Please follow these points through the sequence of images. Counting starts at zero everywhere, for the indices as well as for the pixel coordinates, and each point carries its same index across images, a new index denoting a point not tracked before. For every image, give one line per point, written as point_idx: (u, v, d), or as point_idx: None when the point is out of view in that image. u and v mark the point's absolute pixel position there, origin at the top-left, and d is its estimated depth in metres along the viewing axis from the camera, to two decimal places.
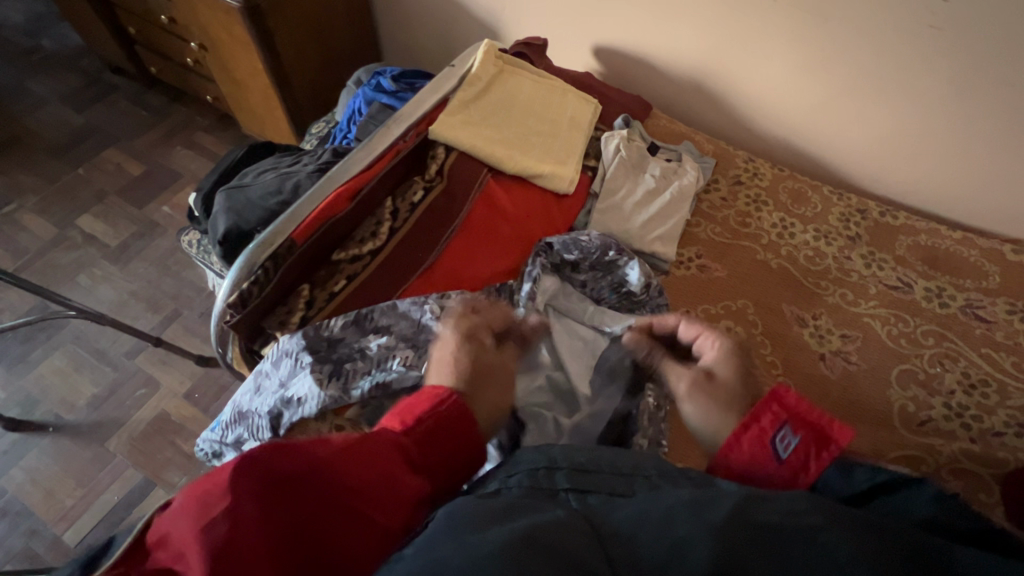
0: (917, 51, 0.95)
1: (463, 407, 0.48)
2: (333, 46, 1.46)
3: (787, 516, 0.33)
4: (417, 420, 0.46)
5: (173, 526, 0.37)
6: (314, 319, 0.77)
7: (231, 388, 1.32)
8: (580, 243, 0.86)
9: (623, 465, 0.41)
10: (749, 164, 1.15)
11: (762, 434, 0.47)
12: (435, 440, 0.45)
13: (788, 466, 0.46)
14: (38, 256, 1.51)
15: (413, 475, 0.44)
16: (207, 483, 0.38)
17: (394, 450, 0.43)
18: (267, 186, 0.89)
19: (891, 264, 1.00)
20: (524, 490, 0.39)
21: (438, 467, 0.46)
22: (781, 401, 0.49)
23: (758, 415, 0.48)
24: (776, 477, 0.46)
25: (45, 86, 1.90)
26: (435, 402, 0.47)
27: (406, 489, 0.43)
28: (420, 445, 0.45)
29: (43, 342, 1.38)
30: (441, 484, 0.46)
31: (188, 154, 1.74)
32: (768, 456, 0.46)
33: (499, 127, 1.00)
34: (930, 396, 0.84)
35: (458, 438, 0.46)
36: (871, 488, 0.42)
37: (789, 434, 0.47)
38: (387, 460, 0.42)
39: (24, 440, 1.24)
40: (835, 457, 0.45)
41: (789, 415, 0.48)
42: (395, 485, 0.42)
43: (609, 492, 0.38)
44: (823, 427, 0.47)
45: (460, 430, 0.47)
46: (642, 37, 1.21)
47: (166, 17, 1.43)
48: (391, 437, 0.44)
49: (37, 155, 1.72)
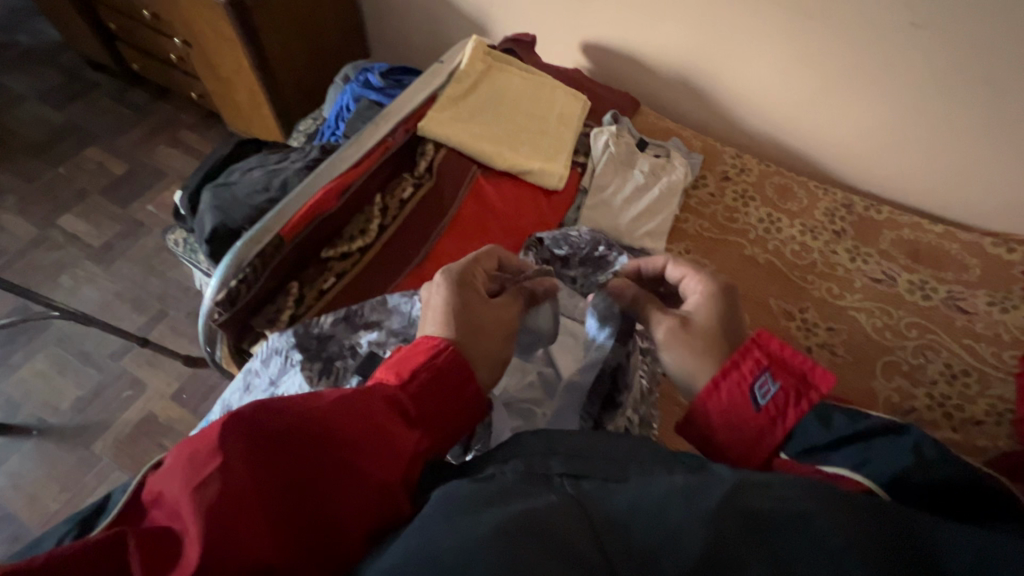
0: (900, 48, 0.96)
1: (459, 358, 0.47)
2: (320, 43, 1.45)
3: (779, 502, 0.33)
4: (413, 373, 0.44)
5: (163, 486, 0.34)
6: (304, 316, 0.76)
7: (219, 389, 1.30)
8: (570, 237, 0.88)
9: (617, 453, 0.41)
10: (736, 160, 1.16)
11: (742, 380, 0.48)
12: (432, 394, 0.45)
13: (766, 413, 0.47)
14: (18, 257, 1.48)
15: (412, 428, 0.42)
16: (193, 443, 0.35)
17: (392, 403, 0.42)
18: (253, 184, 0.88)
19: (875, 257, 1.02)
20: (519, 474, 0.38)
21: (436, 421, 0.45)
22: (763, 348, 0.50)
23: (739, 362, 0.49)
24: (753, 421, 0.47)
25: (23, 83, 1.86)
26: (431, 355, 0.46)
27: (406, 443, 0.41)
28: (418, 399, 0.44)
29: (24, 345, 1.35)
30: (440, 436, 0.45)
31: (173, 152, 1.71)
32: (747, 402, 0.48)
33: (489, 123, 0.99)
34: (914, 386, 0.86)
35: (456, 390, 0.46)
36: (846, 437, 0.44)
37: (768, 380, 0.48)
38: (385, 413, 0.41)
39: (7, 445, 1.21)
40: (813, 402, 0.47)
41: (770, 361, 0.49)
42: (394, 438, 0.40)
43: (604, 479, 0.38)
44: (804, 375, 0.48)
45: (457, 382, 0.46)
46: (630, 34, 1.21)
47: (148, 12, 1.41)
48: (388, 390, 0.43)
49: (16, 154, 1.69)
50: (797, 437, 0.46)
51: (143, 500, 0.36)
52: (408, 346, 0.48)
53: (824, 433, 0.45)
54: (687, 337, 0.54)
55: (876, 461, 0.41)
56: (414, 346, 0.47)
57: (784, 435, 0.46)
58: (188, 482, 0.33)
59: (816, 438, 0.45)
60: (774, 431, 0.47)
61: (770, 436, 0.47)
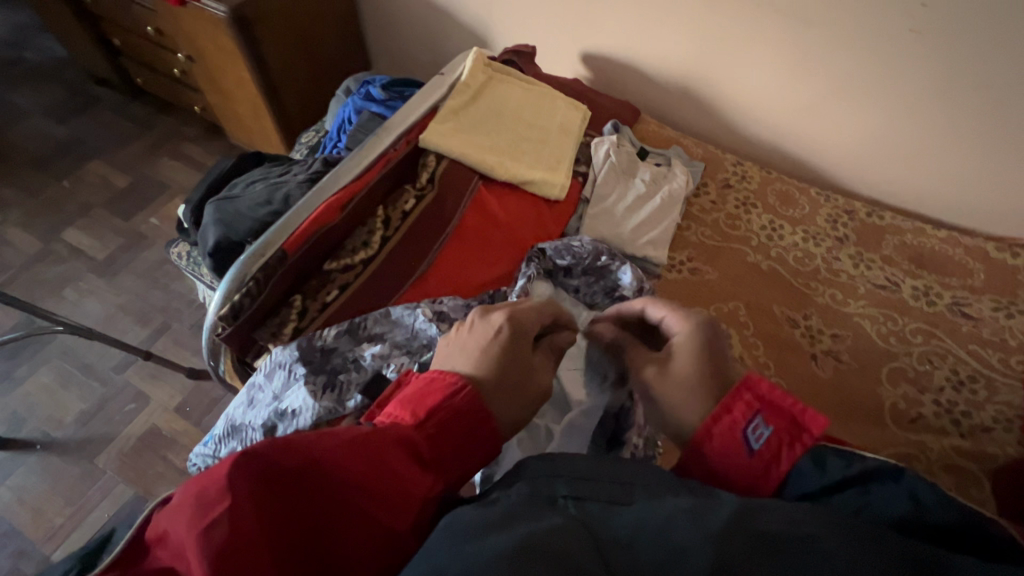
0: (900, 54, 0.97)
1: (477, 397, 0.45)
2: (321, 55, 1.46)
3: (787, 524, 0.33)
4: (430, 413, 0.43)
5: (169, 525, 0.35)
6: (308, 329, 0.76)
7: (223, 401, 1.30)
8: (573, 248, 0.86)
9: (623, 471, 0.41)
10: (737, 168, 1.16)
11: (734, 425, 0.46)
12: (448, 433, 0.43)
13: (759, 458, 0.45)
14: (23, 271, 1.49)
15: (423, 471, 0.41)
16: (203, 480, 0.35)
17: (404, 444, 0.41)
18: (256, 198, 0.89)
19: (878, 263, 1.02)
20: (524, 497, 0.38)
21: (449, 463, 0.43)
22: (753, 390, 0.48)
23: (729, 406, 0.47)
24: (748, 469, 0.45)
25: (28, 98, 1.88)
26: (449, 394, 0.45)
27: (416, 487, 0.40)
28: (432, 439, 0.42)
29: (29, 358, 1.35)
30: (453, 478, 0.44)
31: (176, 165, 1.72)
32: (741, 447, 0.46)
33: (490, 134, 1.00)
34: (920, 393, 0.85)
35: (472, 431, 0.44)
36: (843, 481, 0.42)
37: (760, 425, 0.46)
38: (398, 456, 0.40)
39: (11, 459, 1.21)
40: (807, 445, 0.45)
41: (761, 404, 0.47)
42: (404, 483, 0.39)
43: (608, 499, 0.38)
44: (796, 416, 0.46)
45: (474, 423, 0.44)
46: (630, 43, 1.22)
47: (152, 28, 1.42)
48: (403, 429, 0.42)
49: (21, 168, 1.70)
50: (797, 482, 0.44)
51: (147, 538, 0.36)
52: (425, 381, 0.46)
53: (821, 475, 0.43)
54: (699, 351, 0.53)
55: (877, 504, 0.40)
56: (431, 382, 0.46)
57: (779, 481, 0.44)
58: (196, 523, 0.33)
59: (811, 483, 0.43)
60: (768, 478, 0.45)
61: (765, 482, 0.45)
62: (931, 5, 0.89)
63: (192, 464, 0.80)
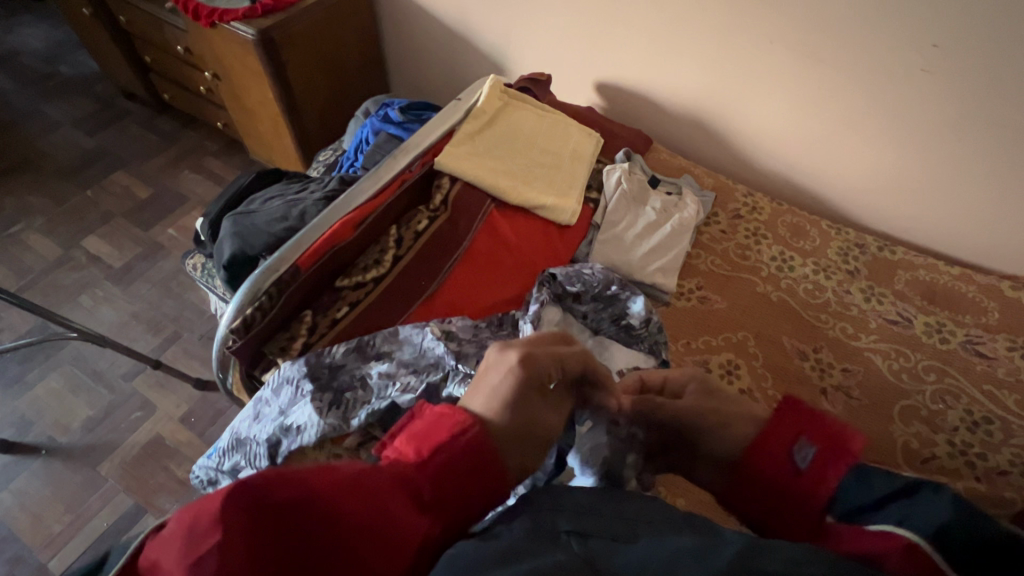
0: (910, 92, 0.98)
1: (486, 439, 0.44)
2: (342, 77, 1.51)
3: (789, 566, 0.33)
4: (434, 452, 0.42)
5: (160, 555, 0.34)
6: (316, 345, 0.77)
7: (228, 412, 1.31)
8: (583, 275, 0.87)
9: (628, 509, 0.41)
10: (748, 199, 1.17)
11: (780, 447, 0.50)
12: (451, 474, 0.41)
13: (806, 477, 0.48)
14: (42, 277, 1.52)
15: (422, 514, 0.40)
16: (197, 509, 0.35)
17: (402, 485, 0.40)
18: (273, 213, 0.91)
19: (890, 298, 1.01)
20: (525, 532, 0.38)
21: (449, 506, 0.41)
22: (795, 414, 0.51)
23: (772, 430, 0.52)
24: (794, 488, 0.48)
25: (59, 110, 1.94)
26: (456, 433, 0.43)
27: (411, 531, 0.39)
28: (435, 480, 0.41)
29: (41, 362, 1.37)
30: (453, 522, 0.42)
31: (196, 178, 1.77)
32: (785, 467, 0.49)
33: (504, 159, 1.02)
34: (934, 432, 0.84)
35: (476, 473, 0.42)
36: (889, 495, 0.43)
37: (805, 446, 0.49)
38: (395, 497, 0.39)
39: (16, 463, 1.22)
40: (851, 465, 0.46)
41: (805, 427, 0.50)
42: (399, 527, 0.38)
43: (611, 536, 0.37)
44: (838, 438, 0.48)
45: (479, 465, 0.42)
46: (645, 74, 1.24)
47: (182, 48, 1.48)
48: (405, 467, 0.41)
49: (47, 176, 1.75)
50: (842, 500, 0.45)
51: (141, 566, 0.36)
52: (433, 417, 0.45)
53: (867, 493, 0.44)
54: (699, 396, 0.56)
55: (916, 517, 0.41)
56: (440, 418, 0.45)
57: (828, 498, 0.46)
58: (185, 556, 0.33)
59: (861, 498, 0.44)
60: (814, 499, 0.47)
61: (813, 501, 0.47)
62: (942, 47, 0.91)
63: (194, 476, 0.80)
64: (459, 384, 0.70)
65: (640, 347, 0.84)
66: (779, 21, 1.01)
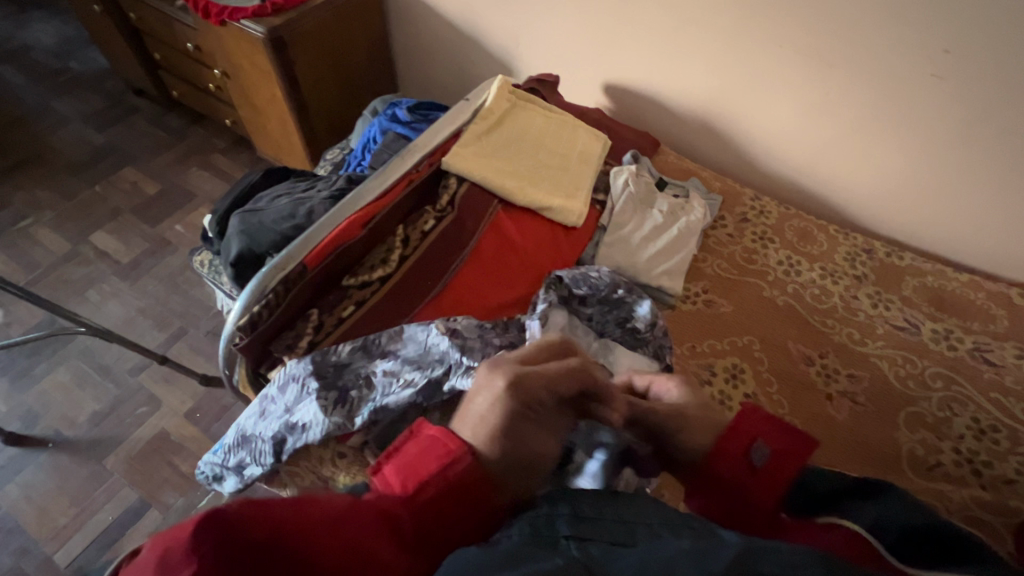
0: (920, 97, 0.97)
1: (476, 471, 0.43)
2: (351, 75, 1.51)
3: (788, 569, 0.33)
4: (420, 482, 0.41)
5: None
6: (322, 344, 0.77)
7: (233, 409, 1.31)
8: (590, 278, 0.87)
9: (628, 512, 0.41)
10: (755, 202, 1.17)
11: (735, 450, 0.50)
12: (436, 505, 0.40)
13: (761, 479, 0.48)
14: (50, 271, 1.53)
15: (404, 547, 0.38)
16: (173, 538, 0.34)
17: (386, 517, 0.39)
18: (281, 211, 0.91)
19: (897, 304, 1.00)
20: (524, 537, 0.38)
21: (432, 541, 0.40)
22: (750, 419, 0.50)
23: (729, 434, 0.50)
24: (750, 491, 0.48)
25: (69, 105, 1.96)
26: (445, 462, 0.42)
27: (392, 566, 0.37)
28: (419, 513, 0.40)
29: (48, 356, 1.38)
30: (437, 560, 0.40)
31: (204, 174, 1.78)
32: (742, 470, 0.49)
33: (511, 159, 1.02)
34: (940, 440, 0.83)
35: (462, 506, 0.41)
36: (842, 492, 0.47)
37: (760, 448, 0.49)
38: (378, 530, 0.38)
39: (23, 455, 1.23)
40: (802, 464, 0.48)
41: (760, 430, 0.49)
42: (379, 562, 0.37)
43: (610, 541, 0.38)
44: (791, 439, 0.48)
45: (465, 497, 0.42)
46: (653, 76, 1.24)
47: (192, 45, 1.48)
48: (391, 500, 0.40)
49: (56, 171, 1.77)
50: (799, 497, 0.48)
51: None
52: (423, 444, 0.43)
53: (821, 491, 0.48)
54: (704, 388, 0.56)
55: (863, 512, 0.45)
56: (430, 445, 0.43)
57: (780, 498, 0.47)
58: None
59: (818, 495, 0.48)
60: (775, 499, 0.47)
61: (767, 501, 0.47)
62: (954, 52, 0.90)
63: (200, 472, 0.80)
64: (463, 376, 0.70)
65: (645, 350, 0.84)
66: (789, 25, 1.01)
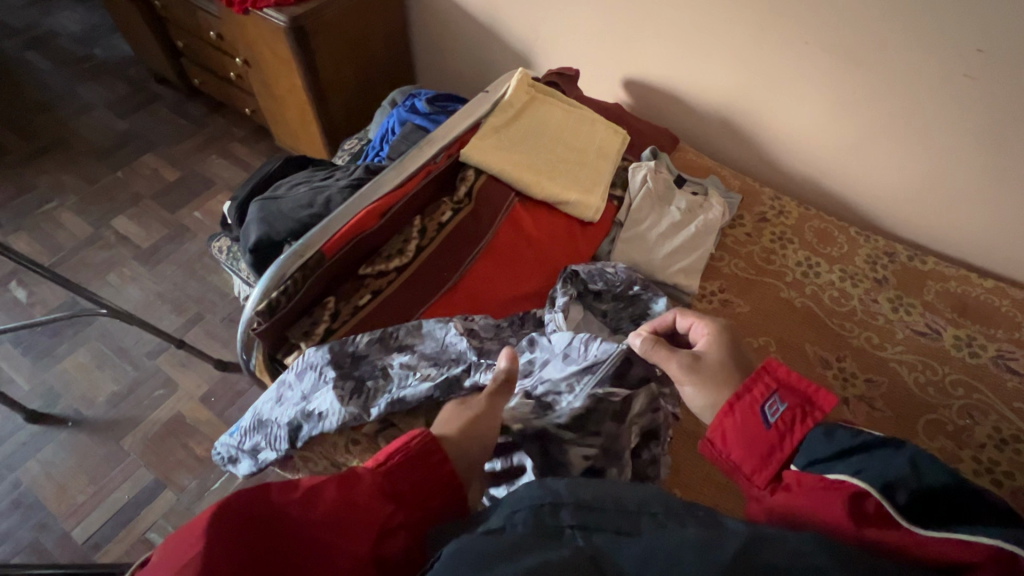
0: (950, 97, 0.95)
1: (432, 442, 0.50)
2: (370, 67, 1.51)
3: (794, 558, 0.33)
4: (389, 456, 0.48)
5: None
6: (337, 332, 0.78)
7: (247, 394, 1.33)
8: (606, 274, 0.88)
9: (629, 499, 0.39)
10: (775, 202, 1.15)
11: (754, 402, 0.55)
12: (406, 471, 0.48)
13: (775, 430, 0.53)
14: (73, 254, 1.56)
15: (385, 506, 0.46)
16: (177, 533, 0.40)
17: (364, 485, 0.46)
18: (300, 199, 0.91)
19: (918, 309, 0.99)
20: (528, 528, 0.38)
21: (410, 499, 0.48)
22: (772, 374, 0.56)
23: (750, 386, 0.56)
24: (765, 438, 0.53)
25: (94, 92, 1.99)
26: (408, 438, 0.50)
27: (374, 521, 0.45)
28: (393, 479, 0.47)
29: (69, 337, 1.41)
30: (415, 513, 0.48)
31: (223, 163, 1.79)
32: (758, 420, 0.54)
33: (529, 153, 1.01)
34: (959, 448, 0.82)
35: (427, 471, 0.49)
36: (848, 449, 0.47)
37: (777, 402, 0.54)
38: (359, 496, 0.46)
39: (43, 433, 1.26)
40: (818, 421, 0.52)
41: (778, 385, 0.55)
42: (363, 517, 0.45)
43: (615, 530, 0.37)
44: (809, 396, 0.54)
45: (429, 463, 0.49)
46: (674, 73, 1.23)
47: (214, 33, 1.50)
48: (364, 474, 0.47)
49: (80, 156, 1.80)
50: (805, 452, 0.50)
51: None
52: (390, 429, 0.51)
53: (830, 447, 0.48)
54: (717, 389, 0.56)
55: (870, 470, 0.44)
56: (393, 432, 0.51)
57: (792, 450, 0.52)
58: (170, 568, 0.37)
59: (821, 451, 0.49)
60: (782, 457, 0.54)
61: (780, 450, 0.52)
62: (987, 52, 0.88)
63: (216, 453, 0.81)
64: (482, 372, 0.69)
65: None
66: (815, 21, 0.99)
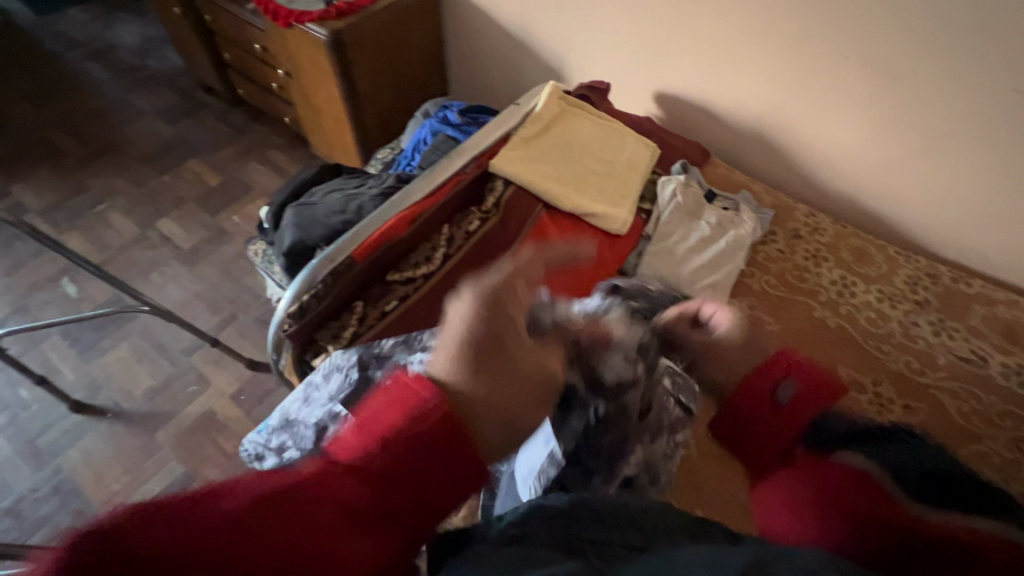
0: (999, 114, 0.92)
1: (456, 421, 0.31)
2: (404, 78, 1.55)
3: None
4: (381, 442, 0.30)
5: None
6: (365, 336, 0.79)
7: (274, 393, 1.37)
8: (650, 293, 0.86)
9: (646, 519, 0.39)
10: (810, 219, 1.12)
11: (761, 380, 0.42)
12: (409, 472, 0.30)
13: (787, 413, 0.39)
14: (119, 253, 1.64)
15: (366, 526, 0.29)
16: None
17: (335, 497, 0.29)
18: (333, 206, 0.94)
19: (963, 334, 0.94)
20: (540, 536, 0.37)
21: (406, 512, 0.30)
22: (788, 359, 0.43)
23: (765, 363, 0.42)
24: (772, 423, 0.39)
25: (145, 100, 2.10)
26: (417, 403, 0.31)
27: (345, 550, 0.28)
28: (385, 481, 0.29)
29: (112, 332, 1.48)
30: (416, 527, 0.31)
31: (262, 169, 1.86)
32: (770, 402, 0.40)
33: (558, 164, 1.02)
34: (1006, 482, 0.77)
35: (439, 467, 0.30)
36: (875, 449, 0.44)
37: (789, 382, 0.40)
38: (325, 512, 0.28)
39: (84, 423, 1.32)
40: (829, 402, 0.40)
41: (792, 368, 0.41)
42: (331, 552, 0.28)
43: (627, 545, 0.36)
44: (819, 379, 0.41)
45: (445, 453, 0.30)
46: (707, 87, 1.22)
47: (259, 46, 1.57)
48: (336, 475, 0.29)
49: (130, 161, 1.90)
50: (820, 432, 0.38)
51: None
52: (385, 386, 0.32)
53: None
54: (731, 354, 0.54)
55: (895, 459, 0.35)
56: (395, 389, 0.31)
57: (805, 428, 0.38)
58: None
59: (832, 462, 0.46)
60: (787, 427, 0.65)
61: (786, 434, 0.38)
62: None
63: (244, 450, 0.84)
64: None
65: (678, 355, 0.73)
66: (855, 34, 0.97)
